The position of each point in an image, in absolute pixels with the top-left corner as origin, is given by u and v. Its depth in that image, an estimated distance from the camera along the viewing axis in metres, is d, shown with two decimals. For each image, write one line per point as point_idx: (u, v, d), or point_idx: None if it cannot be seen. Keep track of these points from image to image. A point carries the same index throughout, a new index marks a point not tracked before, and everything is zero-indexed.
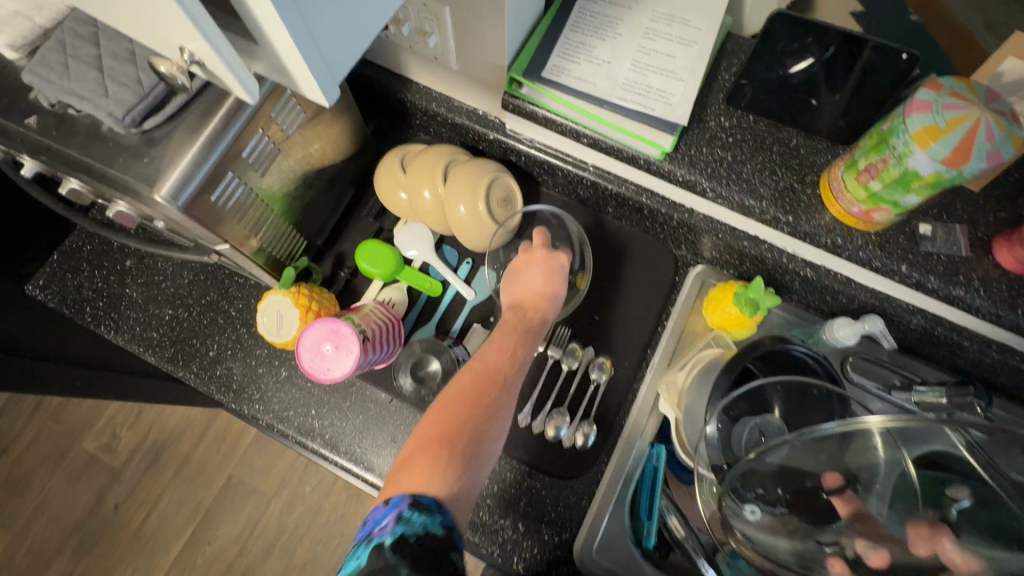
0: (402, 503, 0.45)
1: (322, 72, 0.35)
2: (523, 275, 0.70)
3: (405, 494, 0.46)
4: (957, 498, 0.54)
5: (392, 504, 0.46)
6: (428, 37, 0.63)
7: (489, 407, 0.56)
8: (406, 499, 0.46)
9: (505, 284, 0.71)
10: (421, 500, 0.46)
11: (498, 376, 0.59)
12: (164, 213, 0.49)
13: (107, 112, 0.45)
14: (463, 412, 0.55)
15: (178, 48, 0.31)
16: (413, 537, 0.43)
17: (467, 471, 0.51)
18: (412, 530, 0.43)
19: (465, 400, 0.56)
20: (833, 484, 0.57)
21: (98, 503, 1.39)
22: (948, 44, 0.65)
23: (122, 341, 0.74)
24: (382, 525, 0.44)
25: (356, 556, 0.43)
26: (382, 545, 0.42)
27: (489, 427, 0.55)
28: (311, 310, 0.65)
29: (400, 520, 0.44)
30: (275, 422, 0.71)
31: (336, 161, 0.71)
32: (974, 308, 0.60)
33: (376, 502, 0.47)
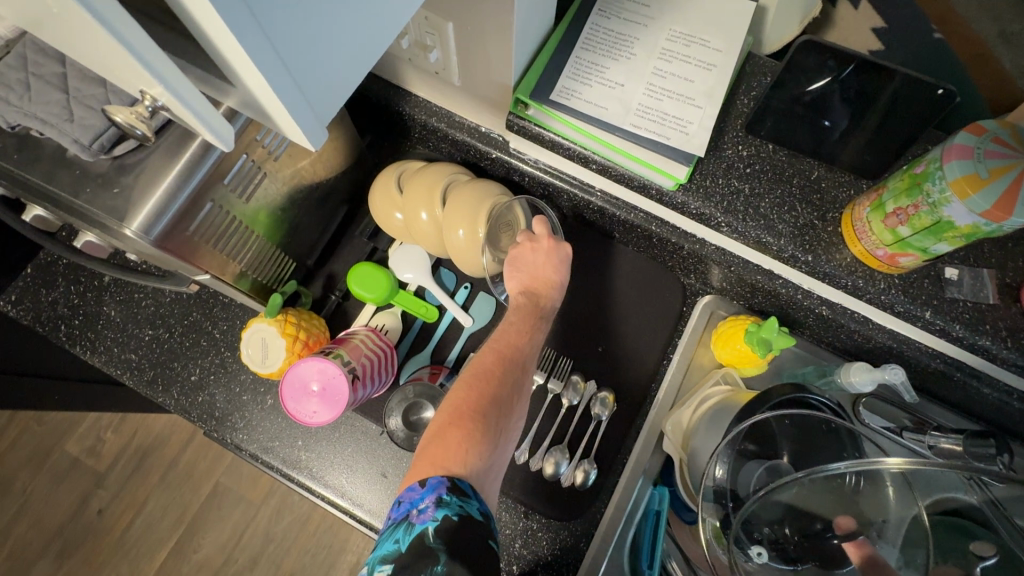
0: (441, 486, 0.43)
1: (306, 116, 0.31)
2: (526, 260, 0.65)
3: (443, 476, 0.44)
4: (982, 556, 0.50)
5: (430, 486, 0.44)
6: (428, 51, 0.59)
7: (512, 383, 0.55)
8: (443, 482, 0.44)
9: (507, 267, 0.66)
10: (458, 484, 0.44)
11: (519, 354, 0.57)
12: (136, 246, 0.45)
13: (73, 138, 0.41)
14: (490, 390, 0.53)
15: (138, 93, 0.27)
16: (457, 517, 0.42)
17: (496, 453, 0.50)
18: (454, 511, 0.42)
19: (490, 378, 0.54)
20: (843, 527, 0.54)
21: (81, 508, 1.35)
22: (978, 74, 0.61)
23: (98, 362, 0.70)
24: (421, 511, 0.42)
25: (394, 539, 0.42)
26: (424, 534, 0.41)
27: (514, 407, 0.54)
28: (298, 340, 0.61)
29: (440, 503, 0.42)
30: (260, 453, 0.68)
31: (328, 178, 0.67)
32: (999, 358, 0.56)
33: (409, 483, 0.45)
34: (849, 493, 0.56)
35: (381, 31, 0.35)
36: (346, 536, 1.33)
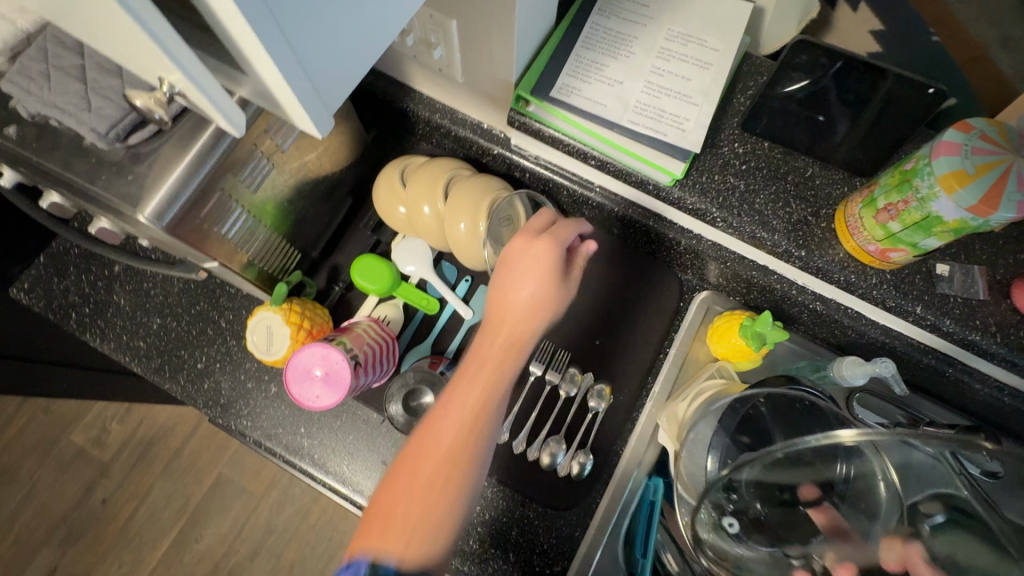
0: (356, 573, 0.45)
1: (315, 104, 0.33)
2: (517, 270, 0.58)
3: (364, 559, 0.47)
4: (931, 514, 0.52)
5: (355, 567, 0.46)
6: (432, 49, 0.61)
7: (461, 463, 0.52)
8: (364, 562, 0.47)
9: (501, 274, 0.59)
10: (379, 566, 0.47)
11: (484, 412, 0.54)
12: (148, 232, 0.47)
13: (90, 127, 0.43)
14: (441, 472, 0.51)
15: (158, 80, 0.28)
16: None
17: (446, 523, 0.50)
18: None
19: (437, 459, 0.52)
20: (808, 495, 0.56)
21: (86, 496, 1.37)
22: None
23: (108, 349, 0.72)
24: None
25: None
26: None
27: (467, 481, 0.52)
28: (302, 328, 0.63)
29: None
30: (263, 439, 0.69)
31: (334, 172, 0.69)
32: (989, 353, 0.57)
33: (343, 556, 0.48)
34: (825, 466, 0.56)
35: (387, 28, 0.36)
36: (347, 529, 1.34)
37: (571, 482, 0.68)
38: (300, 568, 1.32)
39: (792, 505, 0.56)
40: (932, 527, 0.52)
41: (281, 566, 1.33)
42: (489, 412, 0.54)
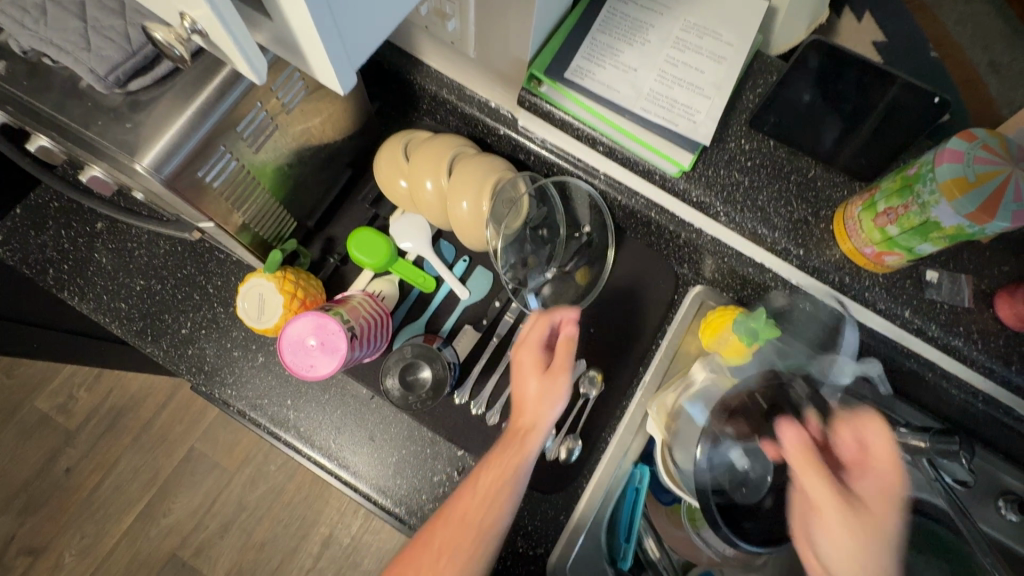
0: None
1: (340, 56, 0.31)
2: (534, 321, 0.63)
3: None
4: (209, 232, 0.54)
5: None
6: (446, 20, 0.59)
7: (460, 546, 0.51)
8: None
9: (526, 334, 0.63)
10: None
11: (472, 527, 0.52)
12: (146, 184, 0.45)
13: (88, 68, 0.41)
14: (445, 539, 0.52)
15: (178, 14, 0.27)
16: None
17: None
18: None
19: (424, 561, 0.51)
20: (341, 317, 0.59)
21: (50, 464, 1.33)
22: (958, 79, 0.66)
23: (87, 310, 0.69)
24: None
25: None
26: None
27: (462, 563, 0.51)
28: (296, 297, 0.61)
29: None
30: (248, 409, 0.68)
31: (335, 140, 0.67)
32: (970, 360, 0.60)
33: None
34: (166, 197, 0.48)
35: None
36: (321, 508, 1.31)
37: (559, 466, 0.69)
38: (270, 548, 1.29)
39: (213, 186, 0.50)
40: (186, 193, 0.47)
41: (251, 544, 1.30)
42: (487, 530, 0.52)
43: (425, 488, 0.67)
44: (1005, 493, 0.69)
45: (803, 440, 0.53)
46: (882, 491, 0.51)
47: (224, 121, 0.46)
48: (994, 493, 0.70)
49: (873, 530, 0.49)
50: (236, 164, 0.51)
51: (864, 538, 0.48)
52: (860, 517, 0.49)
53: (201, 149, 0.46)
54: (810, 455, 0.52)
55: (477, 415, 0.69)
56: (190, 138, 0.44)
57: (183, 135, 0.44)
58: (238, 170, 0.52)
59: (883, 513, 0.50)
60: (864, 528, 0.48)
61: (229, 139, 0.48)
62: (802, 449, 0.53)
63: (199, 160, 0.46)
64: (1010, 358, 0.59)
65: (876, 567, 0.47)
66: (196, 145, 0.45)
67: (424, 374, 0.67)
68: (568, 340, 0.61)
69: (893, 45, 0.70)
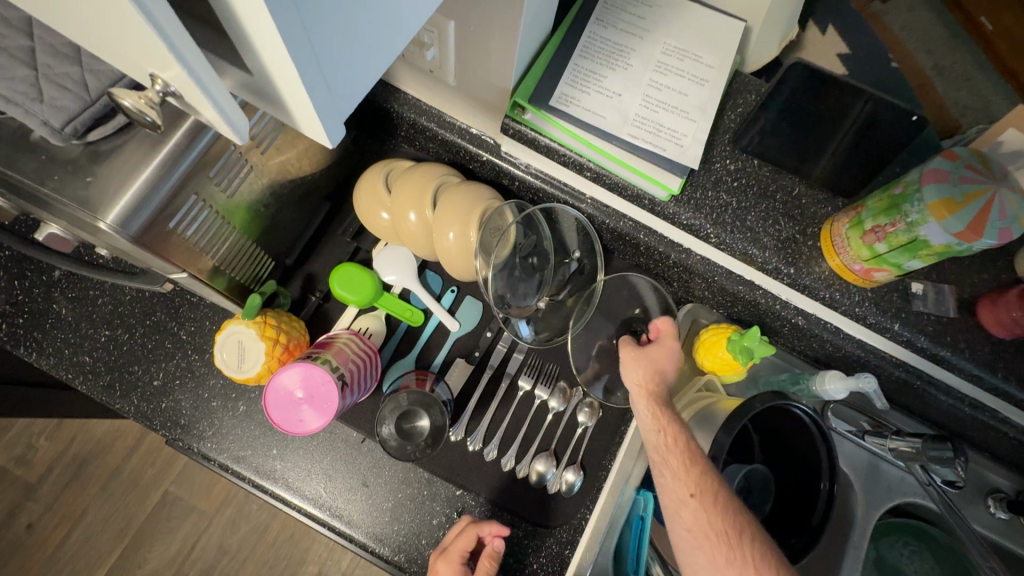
0: None
1: (328, 111, 0.29)
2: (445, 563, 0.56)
3: None
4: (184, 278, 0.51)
5: None
6: (424, 49, 0.57)
7: None
8: None
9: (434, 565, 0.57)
10: None
11: None
12: (109, 242, 0.42)
13: (41, 120, 0.38)
14: None
15: (148, 76, 0.25)
16: None
17: None
18: None
19: None
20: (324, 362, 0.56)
21: (10, 521, 1.23)
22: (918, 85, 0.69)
23: (46, 366, 0.64)
24: None
25: None
26: None
27: None
28: (278, 343, 0.58)
29: None
30: (231, 463, 0.64)
31: (312, 174, 0.64)
32: (957, 368, 0.61)
33: None
34: (129, 252, 0.44)
35: (413, 13, 0.32)
36: (307, 546, 1.25)
37: (561, 498, 0.67)
38: None
39: (184, 236, 0.46)
40: (155, 245, 0.44)
41: None
42: None
43: (424, 532, 0.64)
44: (994, 492, 0.71)
45: (670, 325, 0.64)
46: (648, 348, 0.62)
47: (195, 166, 0.43)
48: (983, 492, 0.71)
49: (654, 359, 0.61)
50: (210, 210, 0.48)
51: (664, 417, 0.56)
52: (645, 354, 0.61)
53: (173, 200, 0.43)
54: (671, 339, 0.63)
55: (474, 451, 0.67)
56: (156, 189, 0.41)
57: (149, 191, 0.41)
58: (211, 217, 0.49)
59: (663, 350, 0.62)
60: (645, 359, 0.61)
61: (200, 185, 0.45)
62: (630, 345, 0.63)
63: (165, 213, 0.43)
64: (994, 365, 0.60)
65: (650, 420, 0.56)
66: (161, 197, 0.41)
67: (422, 423, 0.62)
68: (492, 556, 0.57)
69: (859, 58, 0.72)
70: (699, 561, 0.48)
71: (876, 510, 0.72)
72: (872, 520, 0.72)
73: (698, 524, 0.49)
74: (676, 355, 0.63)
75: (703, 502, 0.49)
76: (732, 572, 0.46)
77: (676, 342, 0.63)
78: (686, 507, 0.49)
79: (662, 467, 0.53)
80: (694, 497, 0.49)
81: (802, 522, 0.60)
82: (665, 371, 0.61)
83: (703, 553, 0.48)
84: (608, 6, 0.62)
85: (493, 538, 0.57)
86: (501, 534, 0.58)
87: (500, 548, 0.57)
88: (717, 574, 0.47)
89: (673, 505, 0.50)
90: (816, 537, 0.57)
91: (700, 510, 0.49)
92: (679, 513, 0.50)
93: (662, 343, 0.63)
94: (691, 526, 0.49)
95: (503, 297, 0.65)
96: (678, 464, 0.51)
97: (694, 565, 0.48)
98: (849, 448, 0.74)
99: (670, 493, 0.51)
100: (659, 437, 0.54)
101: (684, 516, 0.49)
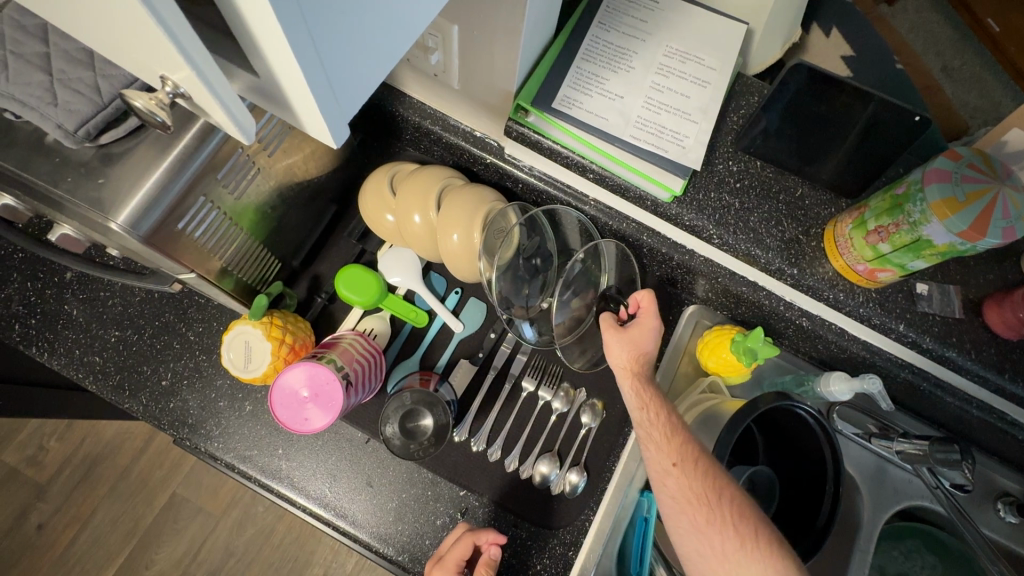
0: None
1: (333, 111, 0.30)
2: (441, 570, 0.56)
3: None
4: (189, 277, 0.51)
5: None
6: (429, 53, 0.58)
7: None
8: None
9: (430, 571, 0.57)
10: None
11: None
12: (121, 242, 0.43)
13: (56, 123, 0.39)
14: None
15: (159, 77, 0.25)
16: None
17: None
18: None
19: None
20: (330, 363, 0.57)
21: (20, 521, 1.25)
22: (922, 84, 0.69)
23: (57, 366, 0.65)
24: None
25: None
26: None
27: None
28: (284, 343, 0.59)
29: None
30: (236, 462, 0.64)
31: (318, 176, 0.65)
32: (963, 369, 0.61)
33: None
34: (143, 254, 0.46)
35: (415, 17, 0.33)
36: (313, 548, 1.25)
37: (564, 499, 0.67)
38: None
39: (192, 235, 0.47)
40: (165, 244, 0.45)
41: None
42: None
43: (428, 532, 0.64)
44: (1003, 495, 0.70)
45: (649, 301, 0.62)
46: (629, 325, 0.61)
47: (204, 168, 0.43)
48: (992, 495, 0.71)
49: (635, 335, 0.60)
50: (218, 211, 0.49)
51: (645, 396, 0.56)
52: (626, 331, 0.61)
53: (183, 201, 0.44)
54: (650, 316, 0.61)
55: (478, 452, 0.68)
56: (161, 181, 0.41)
57: (152, 185, 0.41)
58: (219, 218, 0.49)
59: (644, 325, 0.61)
60: (626, 336, 0.60)
61: (209, 186, 0.46)
62: (610, 324, 0.61)
63: (178, 215, 0.44)
64: (1001, 366, 0.60)
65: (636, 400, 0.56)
66: (172, 194, 0.42)
67: (425, 422, 0.63)
68: (488, 564, 0.56)
69: (863, 60, 0.72)
70: (681, 524, 0.49)
71: (883, 513, 0.71)
72: (879, 524, 0.71)
73: (680, 490, 0.49)
74: (656, 332, 0.61)
75: (685, 469, 0.50)
76: (714, 533, 0.47)
77: (655, 319, 0.61)
78: (669, 477, 0.50)
79: (647, 442, 0.54)
80: (676, 466, 0.50)
81: (808, 526, 0.59)
82: (649, 348, 0.60)
83: (685, 517, 0.48)
84: (610, 10, 0.63)
85: (489, 546, 0.57)
86: (498, 542, 0.58)
87: (496, 555, 0.57)
88: (699, 534, 0.47)
89: (657, 475, 0.51)
90: (821, 539, 0.56)
91: (681, 477, 0.50)
92: (663, 482, 0.51)
93: (642, 320, 0.61)
94: (674, 494, 0.50)
95: (506, 297, 0.66)
96: (661, 437, 0.52)
97: (679, 532, 0.49)
98: (855, 451, 0.74)
99: (654, 466, 0.52)
100: (642, 413, 0.55)
101: (668, 485, 0.50)
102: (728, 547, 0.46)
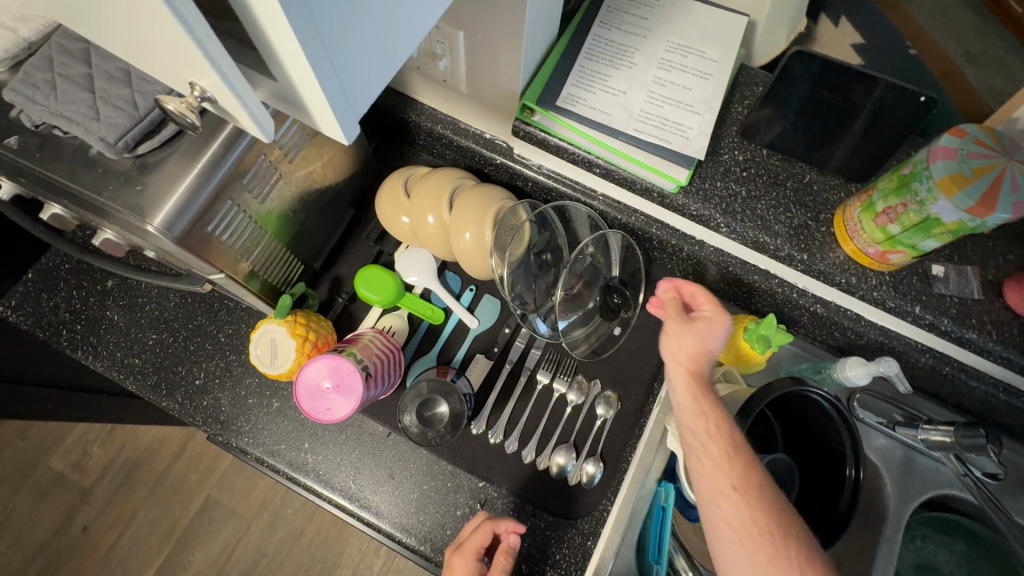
0: None
1: (343, 110, 0.32)
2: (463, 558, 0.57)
3: None
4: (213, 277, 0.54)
5: None
6: (437, 60, 0.61)
7: None
8: None
9: (452, 559, 0.58)
10: None
11: None
12: (157, 244, 0.46)
13: (98, 136, 0.43)
14: None
15: (188, 84, 0.28)
16: None
17: None
18: None
19: None
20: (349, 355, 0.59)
21: (66, 523, 1.31)
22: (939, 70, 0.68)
23: (100, 368, 0.70)
24: None
25: None
26: None
27: None
28: (308, 341, 0.62)
29: None
30: (265, 456, 0.67)
31: (337, 182, 0.68)
32: (986, 350, 0.59)
33: None
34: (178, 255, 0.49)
35: (418, 21, 0.35)
36: (341, 549, 1.28)
37: (581, 490, 0.68)
38: None
39: (220, 236, 0.50)
40: (195, 244, 0.48)
41: None
42: None
43: (448, 523, 0.66)
44: None
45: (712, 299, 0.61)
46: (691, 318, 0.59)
47: (229, 173, 0.47)
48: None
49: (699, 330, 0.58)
50: (244, 212, 0.52)
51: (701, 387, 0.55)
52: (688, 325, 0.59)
53: (212, 204, 0.47)
54: (721, 313, 0.59)
55: (495, 444, 0.69)
56: (192, 183, 0.45)
57: (184, 189, 0.45)
58: (246, 221, 0.53)
59: (711, 322, 0.59)
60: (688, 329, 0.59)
61: (235, 189, 0.49)
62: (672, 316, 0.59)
63: (210, 218, 0.48)
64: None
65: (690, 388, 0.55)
66: (198, 192, 0.45)
67: (442, 410, 0.65)
68: (508, 551, 0.57)
69: (872, 47, 0.73)
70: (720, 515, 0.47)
71: (909, 504, 0.70)
72: (905, 514, 0.70)
73: (726, 476, 0.48)
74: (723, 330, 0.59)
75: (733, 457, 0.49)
76: (755, 529, 0.45)
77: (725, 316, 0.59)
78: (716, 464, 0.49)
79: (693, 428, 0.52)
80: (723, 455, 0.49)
81: (828, 511, 0.59)
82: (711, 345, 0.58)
83: (727, 506, 0.47)
84: (611, 10, 0.65)
85: (509, 534, 0.58)
86: (516, 530, 0.59)
87: (516, 543, 0.57)
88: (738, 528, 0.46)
89: (698, 460, 0.50)
90: (844, 523, 0.56)
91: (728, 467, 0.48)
92: (704, 468, 0.49)
93: (711, 316, 0.59)
94: (717, 480, 0.48)
95: (518, 293, 0.67)
96: (710, 425, 0.51)
97: (716, 524, 0.48)
98: (879, 440, 0.72)
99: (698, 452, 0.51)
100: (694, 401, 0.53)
101: (710, 471, 0.49)
102: (767, 547, 0.45)
